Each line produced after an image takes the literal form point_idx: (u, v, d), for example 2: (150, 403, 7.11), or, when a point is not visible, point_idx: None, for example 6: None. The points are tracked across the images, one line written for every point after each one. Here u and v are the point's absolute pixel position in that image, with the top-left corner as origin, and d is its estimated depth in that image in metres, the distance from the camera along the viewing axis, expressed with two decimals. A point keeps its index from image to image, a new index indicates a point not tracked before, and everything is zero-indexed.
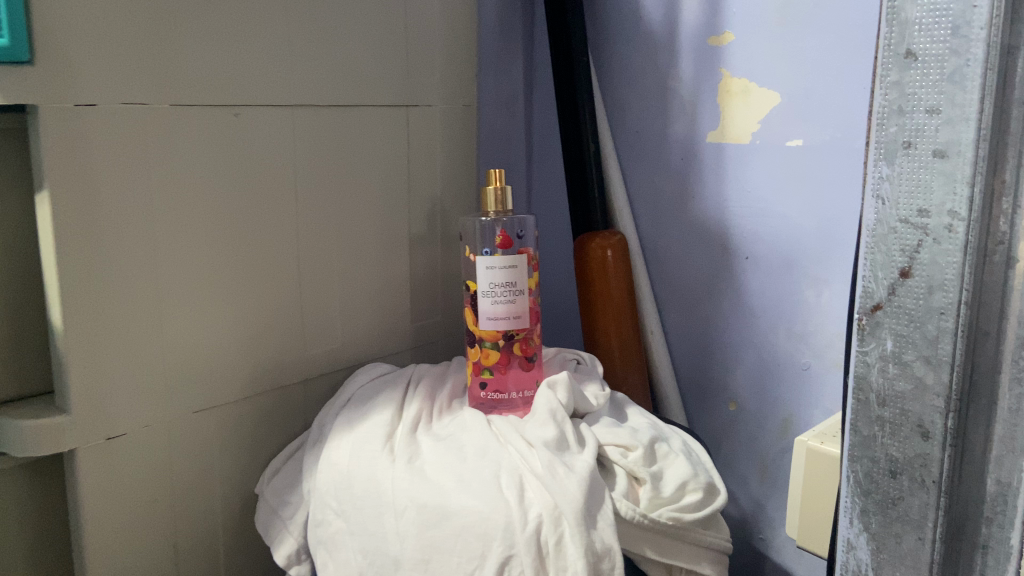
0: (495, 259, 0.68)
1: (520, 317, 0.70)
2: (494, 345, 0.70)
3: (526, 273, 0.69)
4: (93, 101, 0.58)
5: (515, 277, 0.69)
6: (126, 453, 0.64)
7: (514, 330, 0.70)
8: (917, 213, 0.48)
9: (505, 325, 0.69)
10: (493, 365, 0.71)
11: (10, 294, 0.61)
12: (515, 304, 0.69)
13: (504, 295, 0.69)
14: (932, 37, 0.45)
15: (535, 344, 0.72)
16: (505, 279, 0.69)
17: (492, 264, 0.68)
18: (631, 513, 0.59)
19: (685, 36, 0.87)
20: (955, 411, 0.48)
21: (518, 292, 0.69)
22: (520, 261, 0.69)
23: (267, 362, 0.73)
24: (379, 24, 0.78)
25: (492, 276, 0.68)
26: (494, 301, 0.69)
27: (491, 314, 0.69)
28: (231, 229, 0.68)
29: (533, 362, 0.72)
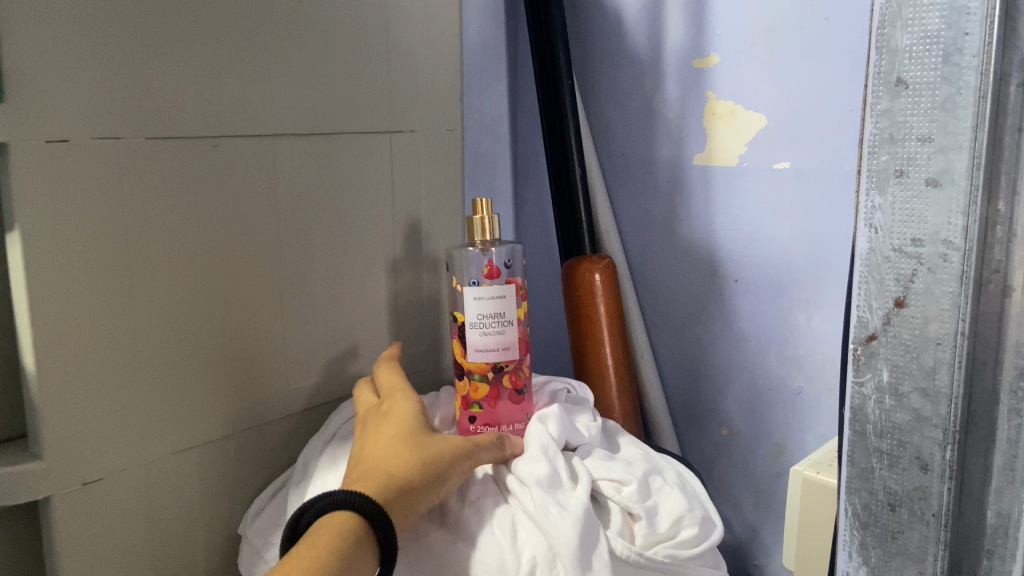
0: (483, 289, 0.67)
1: (510, 349, 0.68)
2: (483, 378, 0.69)
3: (515, 304, 0.68)
4: (66, 137, 0.56)
5: (503, 307, 0.67)
6: (104, 498, 0.62)
7: (504, 362, 0.68)
8: (911, 243, 0.47)
9: (494, 357, 0.68)
10: (483, 399, 0.69)
11: None
12: (504, 336, 0.68)
13: (493, 327, 0.67)
14: (922, 65, 0.44)
15: (524, 376, 0.70)
16: (493, 310, 0.67)
17: (480, 295, 0.67)
18: (627, 552, 0.58)
19: (670, 57, 0.86)
20: (954, 444, 0.47)
21: (507, 323, 0.68)
22: (509, 292, 0.67)
23: (250, 398, 0.72)
24: (361, 49, 0.76)
25: (480, 307, 0.67)
26: (483, 333, 0.67)
27: (480, 346, 0.67)
28: (211, 263, 0.67)
29: (523, 395, 0.70)
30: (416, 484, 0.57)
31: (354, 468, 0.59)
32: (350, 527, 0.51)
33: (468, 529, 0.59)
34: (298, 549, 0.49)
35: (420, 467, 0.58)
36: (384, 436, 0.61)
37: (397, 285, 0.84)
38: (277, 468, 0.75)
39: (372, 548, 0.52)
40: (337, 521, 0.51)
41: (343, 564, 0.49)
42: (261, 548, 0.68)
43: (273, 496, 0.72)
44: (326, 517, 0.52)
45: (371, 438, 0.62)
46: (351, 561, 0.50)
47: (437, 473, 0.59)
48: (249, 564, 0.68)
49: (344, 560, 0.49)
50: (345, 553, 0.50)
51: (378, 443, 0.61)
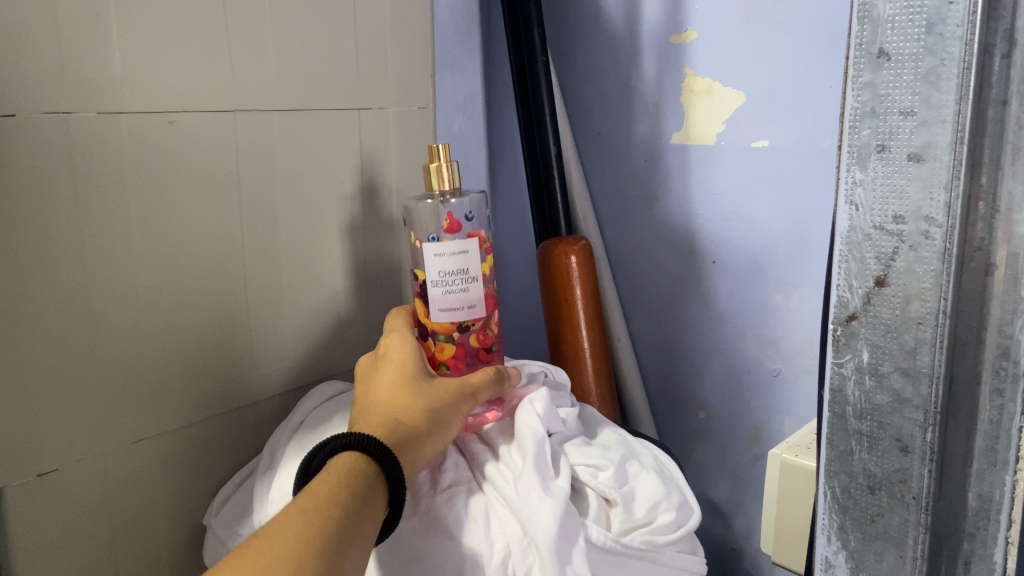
0: (443, 245, 0.63)
1: (474, 306, 0.65)
2: (449, 340, 0.66)
3: (479, 259, 0.64)
4: (12, 111, 0.53)
5: (466, 263, 0.64)
6: (59, 490, 0.60)
7: (470, 320, 0.66)
8: (892, 219, 0.45)
9: (461, 316, 0.65)
10: (449, 361, 0.67)
11: None
12: (469, 293, 0.65)
13: (456, 284, 0.64)
14: (905, 36, 0.42)
15: (491, 334, 0.68)
16: (455, 266, 0.64)
17: (442, 250, 0.63)
18: (603, 539, 0.57)
19: (647, 34, 0.84)
20: (935, 426, 0.45)
21: (471, 279, 0.64)
22: (472, 246, 0.64)
23: (214, 384, 0.69)
24: (327, 22, 0.73)
25: (441, 263, 0.64)
26: (445, 291, 0.64)
27: (443, 306, 0.64)
28: (171, 246, 0.64)
29: (490, 353, 0.69)
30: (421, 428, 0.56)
31: (356, 414, 0.58)
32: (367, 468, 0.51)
33: (440, 518, 0.57)
34: (313, 487, 0.48)
35: (424, 414, 0.57)
36: (383, 380, 0.59)
37: (368, 267, 0.81)
38: (243, 457, 0.73)
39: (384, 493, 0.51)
40: (347, 462, 0.51)
41: (357, 507, 0.48)
42: (227, 539, 0.66)
43: (239, 486, 0.70)
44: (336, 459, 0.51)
45: (370, 382, 0.60)
46: (365, 505, 0.49)
47: (440, 416, 0.58)
48: (216, 556, 0.66)
49: (358, 501, 0.49)
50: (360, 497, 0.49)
51: (378, 386, 0.59)
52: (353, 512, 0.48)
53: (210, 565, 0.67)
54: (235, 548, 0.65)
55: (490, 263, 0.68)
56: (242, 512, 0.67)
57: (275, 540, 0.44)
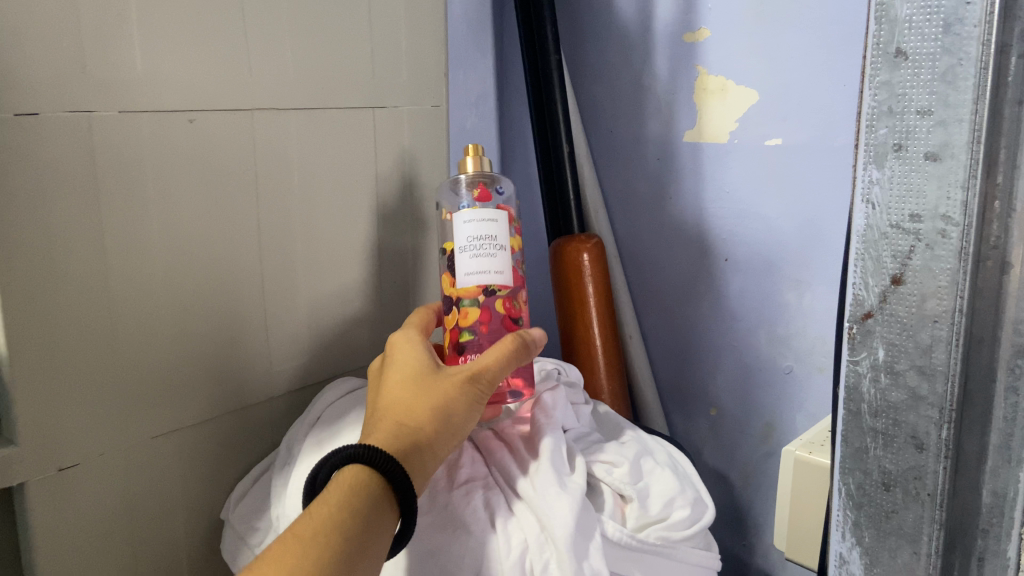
0: (472, 211, 0.63)
1: (502, 273, 0.64)
2: (472, 303, 0.65)
3: (507, 227, 0.64)
4: (35, 110, 0.54)
5: (493, 229, 0.63)
6: (80, 484, 0.61)
7: (496, 286, 0.64)
8: (909, 218, 0.45)
9: (486, 280, 0.63)
10: (473, 326, 0.65)
11: None
12: (496, 260, 0.63)
13: (483, 250, 0.63)
14: (923, 36, 0.43)
15: (519, 308, 0.66)
16: (482, 230, 0.63)
17: (470, 214, 0.63)
18: (619, 535, 0.57)
19: (659, 32, 0.84)
20: (951, 423, 0.46)
21: (499, 247, 0.63)
22: (501, 215, 0.64)
23: (232, 380, 0.70)
24: (342, 21, 0.74)
25: (468, 229, 0.63)
26: (473, 256, 0.63)
27: (469, 269, 0.63)
28: (189, 244, 0.64)
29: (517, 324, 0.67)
30: (430, 430, 0.54)
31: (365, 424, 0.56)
32: (373, 482, 0.49)
33: (457, 513, 0.58)
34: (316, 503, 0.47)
35: (431, 415, 0.54)
36: (388, 385, 0.57)
37: (382, 264, 0.82)
38: (259, 452, 0.74)
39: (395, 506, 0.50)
40: (348, 476, 0.49)
41: (364, 525, 0.47)
42: (244, 534, 0.67)
43: (256, 481, 0.71)
44: (338, 473, 0.49)
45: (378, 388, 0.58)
46: (372, 521, 0.48)
47: (451, 413, 0.55)
48: (234, 551, 0.67)
49: (364, 518, 0.47)
50: (366, 514, 0.48)
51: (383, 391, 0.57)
52: (358, 532, 0.46)
53: (227, 560, 0.68)
54: (252, 542, 0.66)
55: (519, 241, 0.68)
56: (259, 506, 0.68)
57: (271, 573, 0.43)
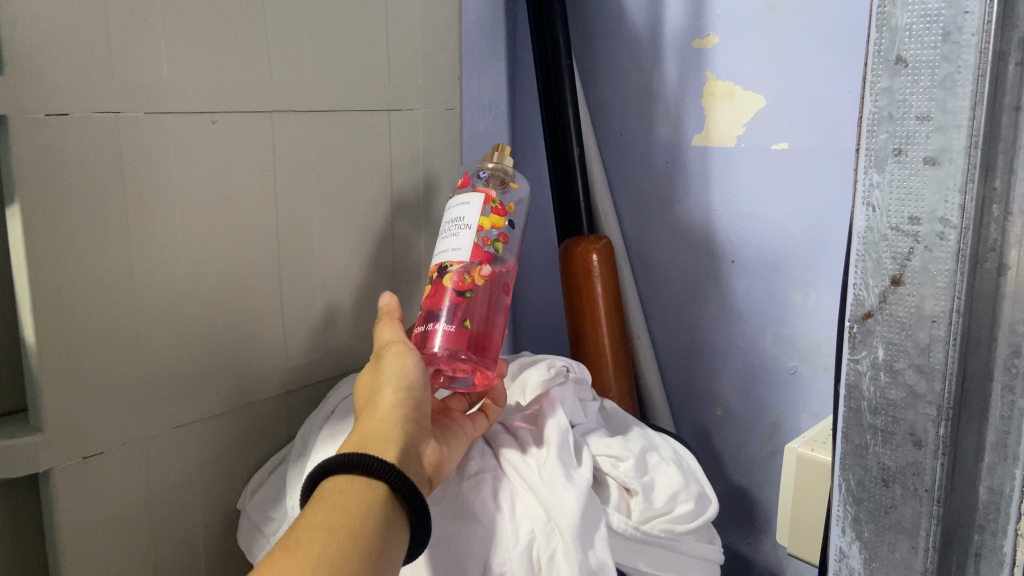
0: (452, 200, 0.67)
1: (458, 249, 0.64)
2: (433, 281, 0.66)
3: (475, 208, 0.65)
4: (65, 110, 0.56)
5: (463, 211, 0.66)
6: (103, 472, 0.63)
7: (449, 262, 0.65)
8: (908, 221, 0.46)
9: (443, 256, 0.65)
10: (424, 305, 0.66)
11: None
12: (458, 238, 0.65)
13: (449, 232, 0.66)
14: (922, 44, 0.44)
15: (471, 280, 0.64)
16: (454, 213, 0.66)
17: (451, 205, 0.67)
18: (624, 526, 0.59)
19: (669, 37, 0.86)
20: (948, 420, 0.47)
21: (463, 227, 0.65)
22: (473, 197, 0.66)
23: (248, 373, 0.72)
24: (360, 26, 0.76)
25: (448, 216, 0.67)
26: (443, 239, 0.66)
27: (438, 249, 0.66)
28: (210, 242, 0.67)
29: (466, 300, 0.64)
30: (376, 410, 0.56)
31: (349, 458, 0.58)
32: (348, 482, 0.50)
33: (468, 503, 0.60)
34: (303, 515, 0.48)
35: (374, 408, 0.57)
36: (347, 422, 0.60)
37: (396, 263, 0.84)
38: (274, 444, 0.76)
39: (386, 490, 0.51)
40: (330, 486, 0.50)
41: (353, 520, 0.48)
42: (260, 523, 0.69)
43: (271, 472, 0.73)
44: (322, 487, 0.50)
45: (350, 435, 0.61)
46: (362, 513, 0.48)
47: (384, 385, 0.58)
48: (250, 540, 0.69)
49: (351, 515, 0.48)
50: (353, 510, 0.48)
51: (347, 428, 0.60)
52: (350, 526, 0.47)
53: (243, 549, 0.70)
54: (267, 532, 0.68)
55: (502, 223, 0.67)
56: (274, 497, 0.70)
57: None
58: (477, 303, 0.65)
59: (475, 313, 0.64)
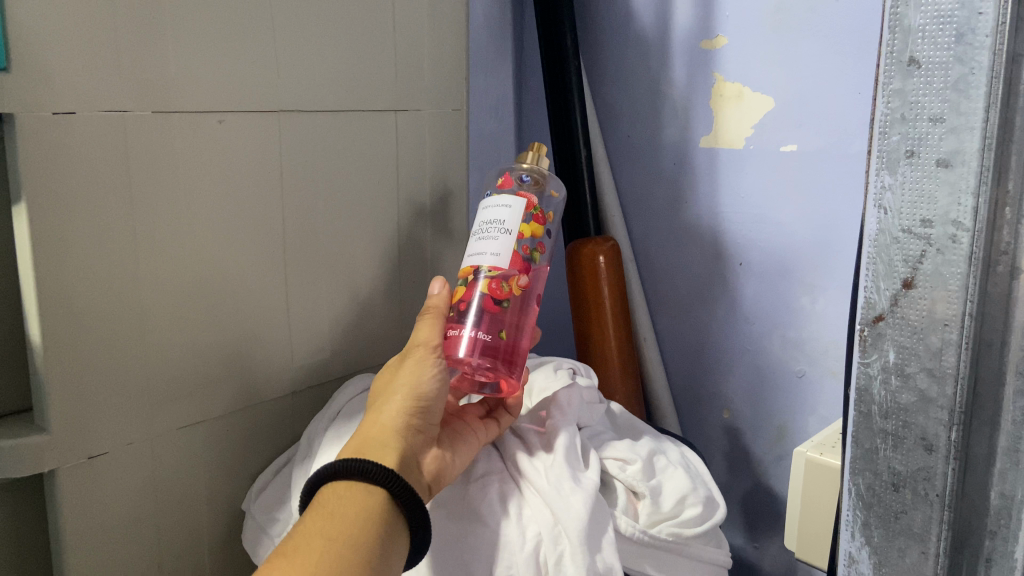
0: (491, 198, 0.64)
1: (496, 254, 0.62)
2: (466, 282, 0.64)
3: (518, 214, 0.63)
4: (72, 110, 0.56)
5: (506, 215, 0.63)
6: (108, 472, 0.63)
7: (488, 267, 0.62)
8: (920, 223, 0.45)
9: (481, 260, 0.63)
10: (458, 303, 0.63)
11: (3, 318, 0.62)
12: (495, 242, 0.63)
13: (487, 232, 0.63)
14: (935, 44, 0.43)
15: (507, 289, 0.63)
16: (493, 214, 0.64)
17: (488, 203, 0.65)
18: (632, 530, 0.59)
19: (677, 39, 0.85)
20: (960, 425, 0.45)
21: (505, 232, 0.63)
22: (515, 202, 0.63)
23: (254, 374, 0.72)
24: (368, 26, 0.76)
25: (485, 215, 0.64)
26: (480, 238, 0.64)
27: (472, 249, 0.64)
28: (217, 241, 0.67)
29: (502, 309, 0.63)
30: (383, 414, 0.57)
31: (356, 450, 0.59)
32: (347, 488, 0.51)
33: (475, 505, 0.60)
34: (302, 523, 0.49)
35: (382, 413, 0.57)
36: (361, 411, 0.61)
37: (402, 263, 0.84)
38: (280, 445, 0.76)
39: (384, 496, 0.52)
40: (327, 494, 0.51)
41: (351, 528, 0.49)
42: (265, 524, 0.69)
43: (277, 473, 0.73)
44: (321, 494, 0.52)
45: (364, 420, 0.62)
46: (361, 522, 0.49)
47: (397, 390, 0.58)
48: (255, 541, 0.69)
49: (347, 519, 0.49)
50: (352, 517, 0.49)
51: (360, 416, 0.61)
52: (347, 534, 0.48)
53: (248, 550, 0.69)
54: (273, 533, 0.68)
55: (541, 233, 0.65)
56: (279, 498, 0.70)
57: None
58: (511, 316, 0.63)
59: (510, 327, 0.63)
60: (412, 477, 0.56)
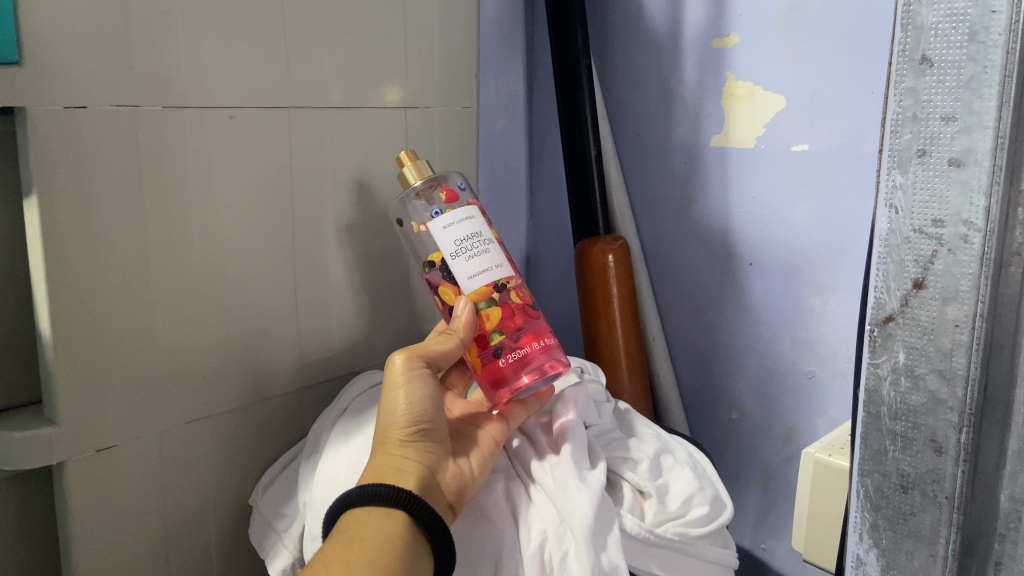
0: (447, 215, 0.63)
1: (500, 266, 0.64)
2: (490, 301, 0.63)
3: (483, 222, 0.64)
4: (85, 104, 0.56)
5: (476, 226, 0.63)
6: (116, 465, 0.63)
7: (503, 279, 0.63)
8: (932, 223, 0.44)
9: (492, 275, 0.63)
10: (500, 326, 0.63)
11: (9, 307, 0.62)
12: (490, 254, 0.63)
13: (476, 248, 0.63)
14: (949, 43, 0.41)
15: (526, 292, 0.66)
16: (469, 229, 0.63)
17: (453, 219, 0.63)
18: (638, 528, 0.59)
19: (689, 37, 0.85)
20: (970, 427, 0.44)
21: (488, 242, 0.64)
22: (474, 212, 0.64)
23: (263, 369, 0.72)
24: (379, 23, 0.76)
25: (455, 232, 0.62)
26: (469, 257, 0.62)
27: (473, 270, 0.62)
28: (226, 237, 0.67)
29: (536, 312, 0.65)
30: (386, 445, 0.57)
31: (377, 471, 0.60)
32: (366, 513, 0.52)
33: (481, 504, 0.60)
34: (325, 548, 0.51)
35: (387, 438, 0.57)
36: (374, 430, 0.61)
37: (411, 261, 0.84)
38: (287, 441, 0.76)
39: (404, 516, 0.53)
40: (348, 519, 0.52)
41: (370, 551, 0.50)
42: (272, 519, 0.69)
43: (284, 469, 0.73)
44: (342, 520, 0.53)
45: None
46: (383, 542, 0.51)
47: (391, 418, 0.57)
48: (261, 535, 0.69)
49: (368, 542, 0.50)
50: (374, 539, 0.51)
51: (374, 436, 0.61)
52: (367, 558, 0.49)
53: (255, 544, 0.70)
54: (279, 527, 0.68)
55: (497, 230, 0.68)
56: (286, 493, 0.70)
57: None
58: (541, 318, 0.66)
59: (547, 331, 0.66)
60: (433, 498, 0.56)
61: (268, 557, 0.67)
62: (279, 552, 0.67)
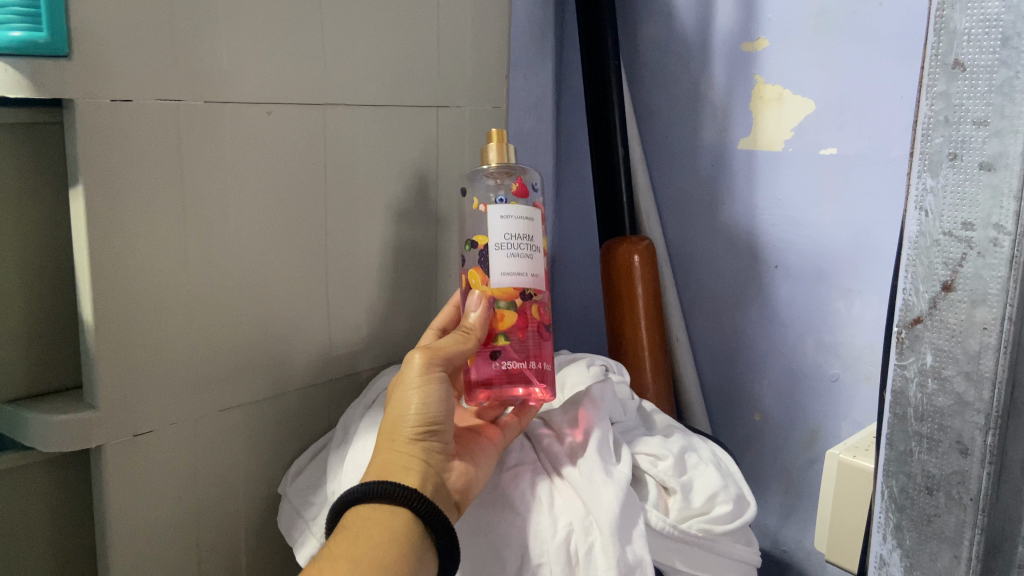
0: (510, 206, 0.62)
1: (535, 275, 0.63)
2: (511, 306, 0.63)
3: (541, 227, 0.64)
4: (129, 97, 0.58)
5: (530, 229, 0.63)
6: (152, 450, 0.65)
7: (531, 289, 0.64)
8: (962, 226, 0.44)
9: (523, 281, 0.62)
10: (513, 331, 0.63)
11: (55, 294, 0.64)
12: (532, 260, 0.63)
13: (521, 249, 0.62)
14: (981, 48, 0.42)
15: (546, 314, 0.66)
16: (522, 229, 0.62)
17: (508, 211, 0.62)
18: (662, 524, 0.59)
19: (718, 40, 0.86)
20: (997, 429, 0.44)
21: (533, 247, 0.63)
22: (534, 214, 0.63)
23: (294, 360, 0.74)
24: (413, 23, 0.77)
25: (509, 226, 0.62)
26: (510, 255, 0.62)
27: (509, 269, 0.62)
28: (262, 230, 0.68)
29: (547, 336, 0.66)
30: (395, 442, 0.58)
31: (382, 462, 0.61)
32: (371, 510, 0.54)
33: (507, 495, 0.61)
34: (330, 543, 0.52)
35: (397, 436, 0.58)
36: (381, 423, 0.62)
37: (438, 258, 0.85)
38: (316, 431, 0.78)
39: (410, 516, 0.54)
40: (354, 516, 0.54)
41: (373, 548, 0.51)
42: (300, 507, 0.70)
43: (312, 459, 0.74)
44: (348, 516, 0.54)
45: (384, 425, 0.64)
46: (384, 541, 0.52)
47: (403, 417, 0.58)
48: (290, 523, 0.70)
49: (370, 539, 0.52)
50: (376, 537, 0.52)
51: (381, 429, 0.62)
52: (372, 552, 0.51)
53: (284, 532, 0.71)
54: (307, 516, 0.69)
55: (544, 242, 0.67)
56: (315, 482, 0.71)
57: None
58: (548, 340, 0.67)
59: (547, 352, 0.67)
60: (440, 498, 0.57)
61: (296, 545, 0.69)
62: (308, 540, 0.68)
